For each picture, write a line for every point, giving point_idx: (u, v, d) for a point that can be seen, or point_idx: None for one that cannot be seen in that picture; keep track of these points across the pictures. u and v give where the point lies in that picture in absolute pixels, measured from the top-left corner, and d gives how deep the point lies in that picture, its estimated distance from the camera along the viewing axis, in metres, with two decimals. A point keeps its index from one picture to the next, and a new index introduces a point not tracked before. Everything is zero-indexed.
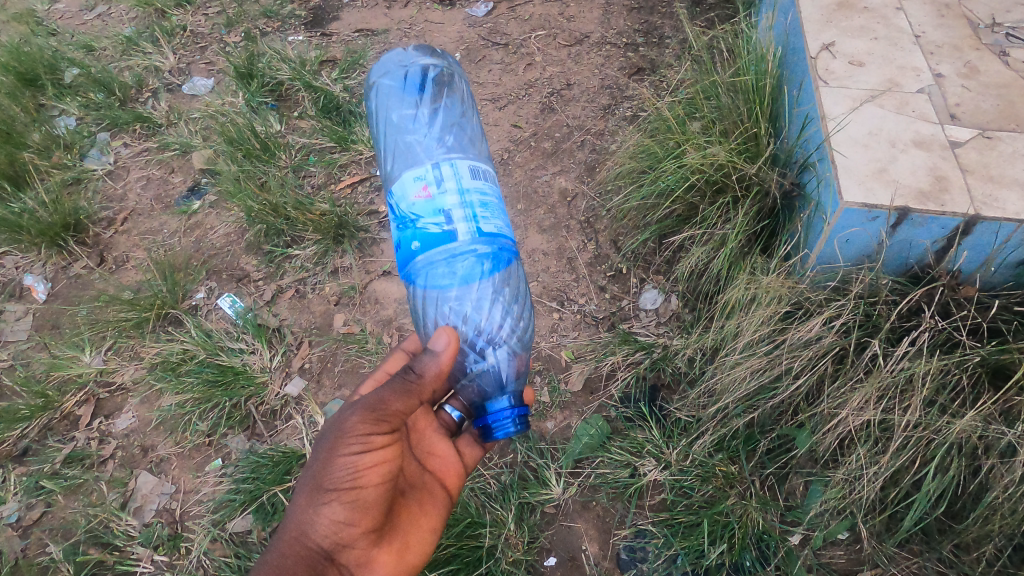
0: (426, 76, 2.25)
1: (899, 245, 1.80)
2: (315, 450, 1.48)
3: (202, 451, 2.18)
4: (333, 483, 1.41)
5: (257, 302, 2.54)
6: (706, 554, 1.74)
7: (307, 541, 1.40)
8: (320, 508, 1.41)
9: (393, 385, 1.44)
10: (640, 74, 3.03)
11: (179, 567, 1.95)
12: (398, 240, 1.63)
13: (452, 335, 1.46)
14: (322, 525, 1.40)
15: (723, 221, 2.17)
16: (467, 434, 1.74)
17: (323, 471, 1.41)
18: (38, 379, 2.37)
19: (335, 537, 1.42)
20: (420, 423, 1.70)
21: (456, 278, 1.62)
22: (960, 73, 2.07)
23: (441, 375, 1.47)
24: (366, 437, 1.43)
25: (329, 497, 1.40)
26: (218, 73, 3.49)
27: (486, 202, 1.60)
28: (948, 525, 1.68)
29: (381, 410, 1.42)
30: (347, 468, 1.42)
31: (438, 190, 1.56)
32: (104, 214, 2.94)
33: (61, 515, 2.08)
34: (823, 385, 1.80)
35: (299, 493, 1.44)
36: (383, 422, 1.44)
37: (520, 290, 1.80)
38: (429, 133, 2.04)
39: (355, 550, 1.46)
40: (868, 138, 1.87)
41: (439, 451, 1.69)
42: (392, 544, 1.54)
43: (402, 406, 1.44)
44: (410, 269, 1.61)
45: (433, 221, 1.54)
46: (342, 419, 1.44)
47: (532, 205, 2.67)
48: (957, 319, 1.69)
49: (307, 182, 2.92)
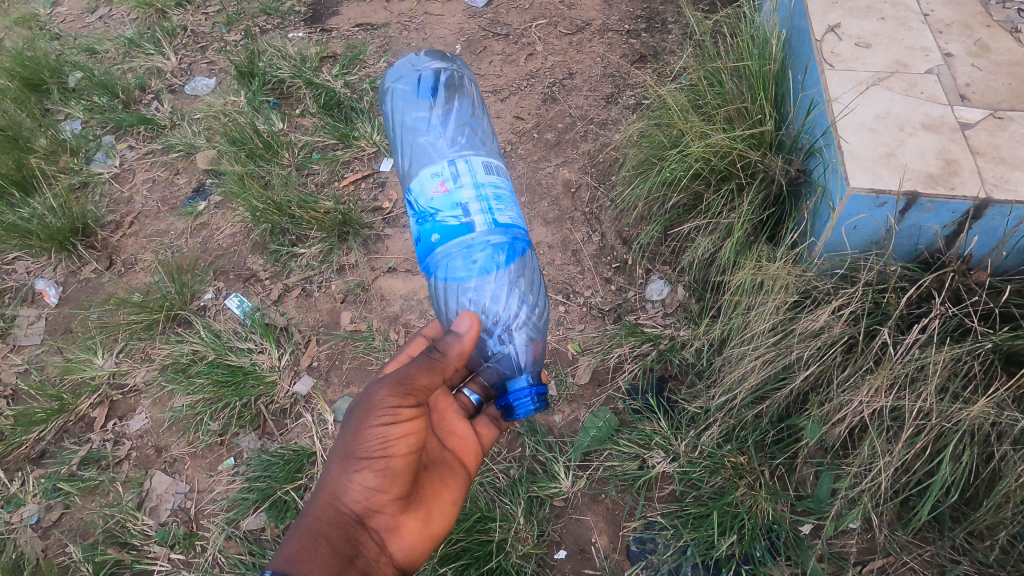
0: (438, 79, 2.23)
1: (908, 230, 1.77)
2: (345, 422, 1.48)
3: (214, 451, 2.20)
4: (364, 452, 1.40)
5: (265, 302, 2.56)
6: (717, 546, 1.73)
7: (339, 507, 1.40)
8: (351, 475, 1.40)
9: (420, 362, 1.46)
10: (643, 61, 2.99)
11: (195, 565, 1.97)
12: (417, 234, 1.68)
13: (475, 320, 1.50)
14: (354, 491, 1.40)
15: (729, 210, 2.14)
16: (485, 416, 1.77)
17: (354, 440, 1.40)
18: (53, 382, 2.41)
19: (366, 503, 1.42)
20: (441, 403, 1.71)
21: (474, 269, 1.66)
22: (970, 52, 2.02)
23: (464, 354, 1.50)
24: (395, 409, 1.42)
25: (360, 464, 1.40)
26: (220, 73, 3.50)
27: (500, 196, 1.64)
28: (961, 513, 1.67)
29: (409, 383, 1.43)
30: (377, 438, 1.40)
31: (456, 185, 1.61)
32: (112, 218, 2.96)
33: (80, 515, 2.11)
34: (833, 373, 1.78)
35: (331, 462, 1.44)
36: (411, 395, 1.43)
37: (535, 278, 1.84)
38: (442, 133, 2.04)
39: (384, 516, 1.45)
40: (876, 122, 1.83)
41: (459, 431, 1.71)
42: (419, 513, 1.52)
43: (428, 381, 1.45)
44: (430, 261, 1.66)
45: (452, 214, 1.59)
46: (371, 391, 1.44)
47: (537, 198, 2.66)
48: (969, 304, 1.66)
49: (310, 179, 2.92)
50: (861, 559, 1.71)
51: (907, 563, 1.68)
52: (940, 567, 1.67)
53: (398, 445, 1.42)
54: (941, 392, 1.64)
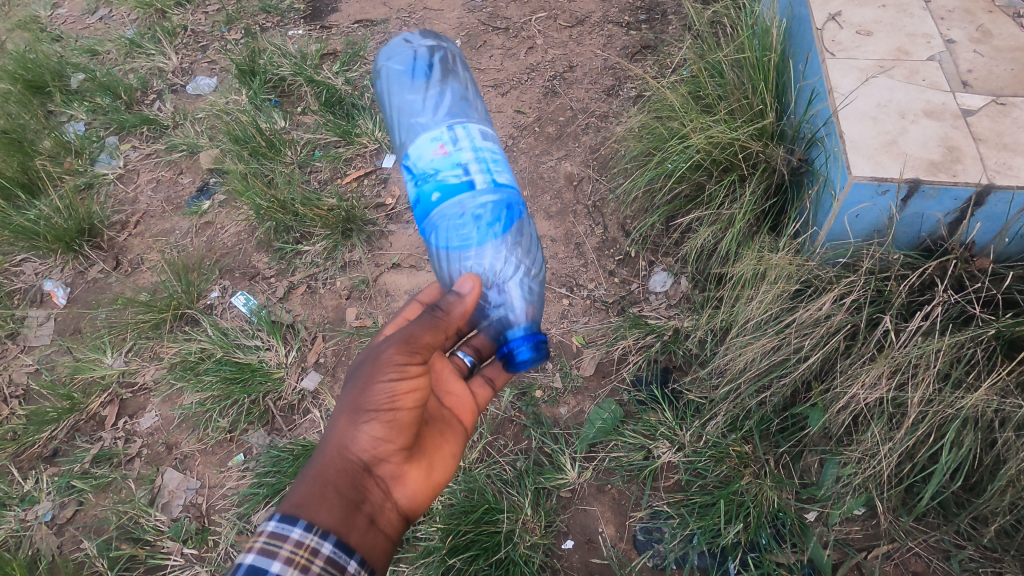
0: (430, 58, 2.25)
1: (911, 218, 1.77)
2: (351, 378, 1.49)
3: (224, 447, 2.23)
4: (372, 405, 1.42)
5: (271, 299, 2.58)
6: (723, 534, 1.74)
7: (346, 455, 1.41)
8: (359, 426, 1.42)
9: (424, 321, 1.48)
10: (644, 53, 2.98)
11: (208, 559, 2.00)
12: (416, 197, 1.71)
13: (477, 281, 1.53)
14: (361, 441, 1.42)
15: (731, 201, 2.14)
16: (479, 376, 1.74)
17: (362, 394, 1.42)
18: (64, 382, 2.44)
19: (373, 452, 1.44)
20: (437, 364, 1.68)
21: (474, 232, 1.67)
22: (972, 37, 2.01)
23: (466, 314, 1.52)
24: (402, 366, 1.44)
25: (369, 416, 1.42)
26: (221, 72, 3.51)
27: (496, 159, 1.70)
28: (965, 499, 1.68)
29: (415, 341, 1.45)
30: (385, 392, 1.42)
31: (455, 148, 1.66)
32: (118, 218, 2.99)
33: (94, 512, 2.14)
34: (836, 362, 1.79)
35: (338, 413, 1.46)
36: (417, 352, 1.46)
37: (532, 245, 1.85)
38: (436, 110, 2.06)
39: (390, 465, 1.47)
40: (877, 110, 1.83)
41: (455, 391, 1.69)
42: (422, 464, 1.54)
43: (432, 339, 1.48)
44: (430, 224, 1.70)
45: (453, 173, 1.64)
46: (378, 349, 1.46)
47: (539, 191, 2.67)
48: (972, 291, 1.66)
49: (313, 177, 2.93)
50: (865, 545, 1.73)
51: (912, 548, 1.69)
52: (944, 552, 1.68)
53: (406, 399, 1.45)
54: (943, 378, 1.64)
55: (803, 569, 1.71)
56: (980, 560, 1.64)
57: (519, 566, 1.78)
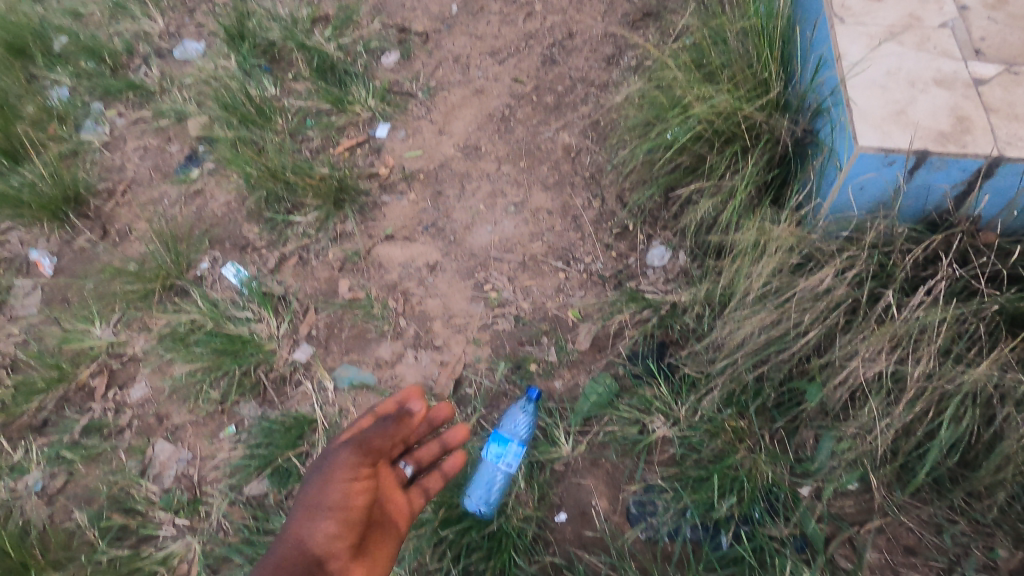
0: None
1: (917, 190, 1.72)
2: (301, 493, 1.49)
3: (215, 419, 2.21)
4: (328, 502, 1.44)
5: (262, 270, 2.54)
6: (716, 507, 1.74)
7: (298, 555, 1.38)
8: (314, 523, 1.42)
9: (381, 426, 1.57)
10: (646, 20, 2.89)
11: (201, 529, 1.99)
12: None
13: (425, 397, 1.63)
14: (314, 541, 1.40)
15: (732, 172, 2.10)
16: (418, 484, 1.65)
17: (318, 492, 1.45)
18: (52, 352, 2.41)
19: (325, 547, 1.40)
20: (382, 477, 1.58)
21: None
22: (986, 4, 1.94)
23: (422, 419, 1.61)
24: (357, 469, 1.49)
25: (327, 514, 1.43)
26: (209, 36, 3.39)
27: None
28: (960, 474, 1.68)
29: (368, 444, 1.53)
30: (343, 491, 1.45)
31: None
32: (104, 186, 2.91)
33: (84, 482, 2.12)
34: (835, 337, 1.76)
35: (295, 511, 1.46)
36: (370, 455, 1.52)
37: None
38: None
39: (339, 562, 1.40)
40: (887, 78, 1.77)
41: (395, 497, 1.58)
42: (366, 558, 1.45)
43: (385, 443, 1.56)
44: None
45: None
46: (332, 455, 1.51)
47: (536, 162, 2.61)
48: (976, 266, 1.63)
49: (304, 146, 2.85)
50: (858, 519, 1.72)
51: (904, 523, 1.69)
52: (936, 527, 1.68)
53: (361, 497, 1.47)
54: (943, 354, 1.63)
55: (796, 542, 1.70)
56: (972, 535, 1.64)
57: (511, 538, 1.78)
